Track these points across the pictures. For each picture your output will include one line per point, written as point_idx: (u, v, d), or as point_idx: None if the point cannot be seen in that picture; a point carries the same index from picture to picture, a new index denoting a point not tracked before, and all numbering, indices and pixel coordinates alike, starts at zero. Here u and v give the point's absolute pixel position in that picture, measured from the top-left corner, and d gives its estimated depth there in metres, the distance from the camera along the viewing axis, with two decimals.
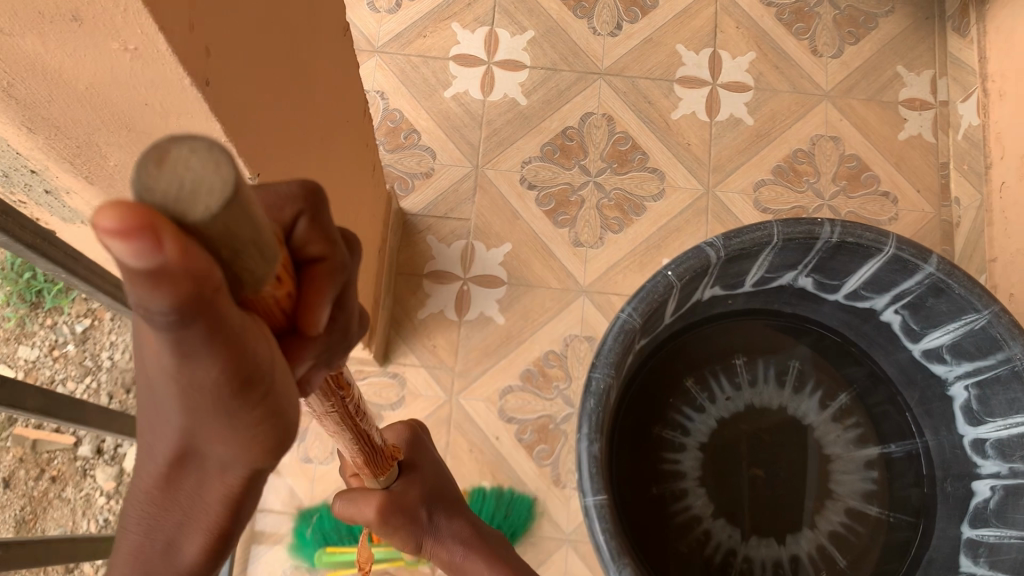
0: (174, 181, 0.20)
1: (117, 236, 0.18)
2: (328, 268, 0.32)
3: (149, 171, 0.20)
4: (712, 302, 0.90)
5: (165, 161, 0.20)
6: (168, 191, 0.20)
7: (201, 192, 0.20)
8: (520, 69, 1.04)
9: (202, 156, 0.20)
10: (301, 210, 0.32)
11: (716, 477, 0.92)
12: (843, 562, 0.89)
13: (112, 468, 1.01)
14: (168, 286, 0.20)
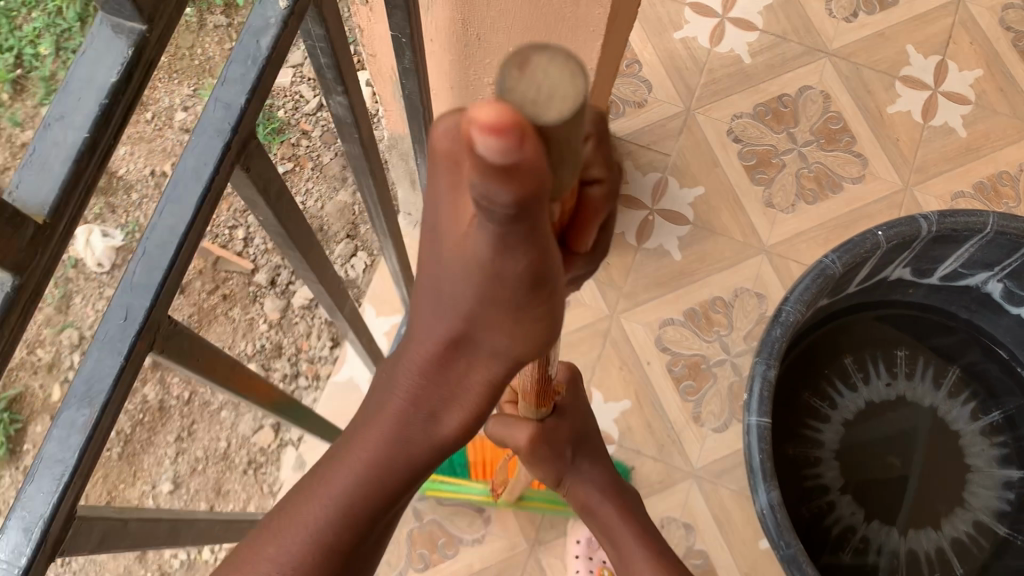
0: (534, 87, 0.24)
1: (488, 131, 0.21)
2: (596, 193, 0.33)
3: (511, 76, 0.24)
4: (895, 287, 0.92)
5: (525, 68, 0.25)
6: (527, 98, 0.24)
7: (558, 98, 0.24)
8: (751, 31, 1.07)
9: (556, 69, 0.25)
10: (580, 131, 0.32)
11: (853, 454, 0.93)
12: (959, 569, 0.89)
13: (280, 300, 1.06)
14: (517, 180, 0.23)
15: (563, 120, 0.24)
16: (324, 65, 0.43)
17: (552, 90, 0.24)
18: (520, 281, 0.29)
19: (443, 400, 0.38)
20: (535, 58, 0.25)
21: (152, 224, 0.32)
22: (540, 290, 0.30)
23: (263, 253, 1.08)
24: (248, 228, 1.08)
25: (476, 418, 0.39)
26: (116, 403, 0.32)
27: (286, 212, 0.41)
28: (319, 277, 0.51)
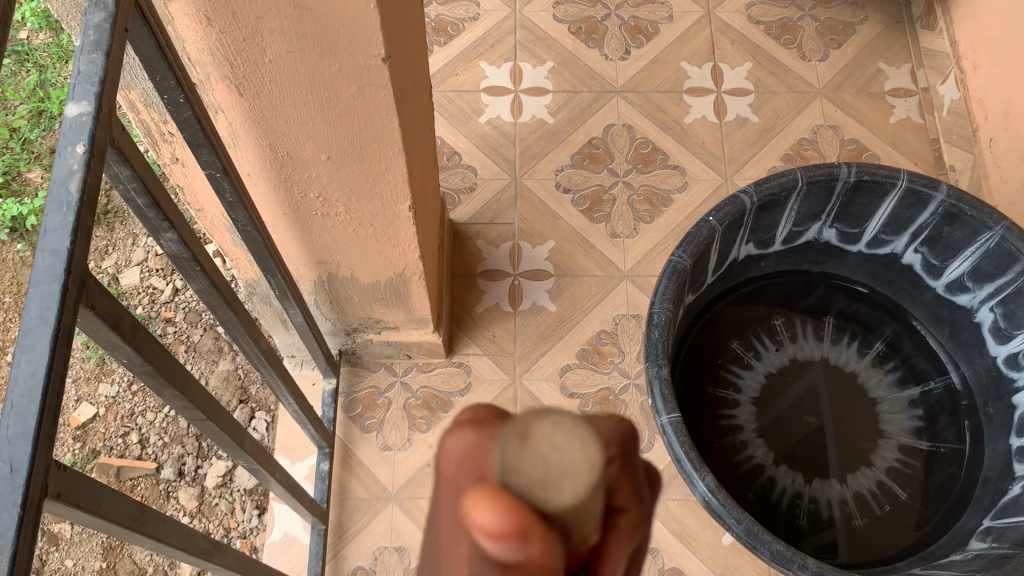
0: (541, 464, 0.32)
1: (494, 528, 0.29)
2: (630, 519, 0.35)
3: (518, 448, 0.32)
4: (748, 264, 0.99)
5: (529, 443, 0.33)
6: (530, 476, 0.31)
7: (566, 478, 0.32)
8: (544, 94, 1.16)
9: (559, 446, 0.33)
10: (613, 457, 0.35)
11: (774, 426, 0.97)
12: (904, 494, 0.93)
13: (194, 488, 1.05)
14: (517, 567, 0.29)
15: (569, 505, 0.31)
16: (144, 206, 0.47)
17: (564, 465, 0.32)
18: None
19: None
20: (540, 432, 0.33)
21: (13, 376, 0.34)
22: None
23: (163, 447, 1.07)
24: (140, 430, 1.08)
25: None
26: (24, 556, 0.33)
27: (146, 346, 0.44)
28: (206, 409, 0.52)
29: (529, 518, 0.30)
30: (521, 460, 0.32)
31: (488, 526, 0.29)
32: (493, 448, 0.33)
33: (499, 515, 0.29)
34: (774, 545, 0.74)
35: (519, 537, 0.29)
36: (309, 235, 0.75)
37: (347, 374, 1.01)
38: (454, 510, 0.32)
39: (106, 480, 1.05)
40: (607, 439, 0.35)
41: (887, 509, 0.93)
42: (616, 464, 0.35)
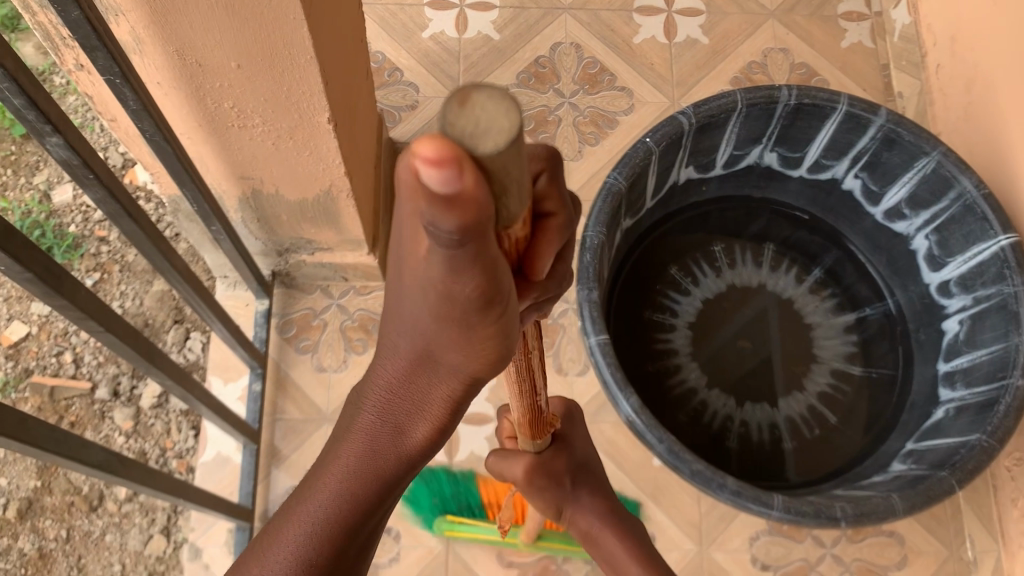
0: (474, 118, 0.23)
1: (433, 162, 0.21)
2: (557, 222, 0.32)
3: (452, 107, 0.23)
4: (688, 189, 0.98)
5: (467, 103, 0.23)
6: (459, 129, 0.23)
7: (493, 131, 0.23)
8: (491, 10, 1.13)
9: (495, 103, 0.23)
10: (540, 168, 0.32)
11: (708, 351, 0.97)
12: (833, 418, 0.95)
13: (129, 408, 1.04)
14: (461, 209, 0.22)
15: (501, 148, 0.23)
16: (22, 108, 0.45)
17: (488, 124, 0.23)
18: (474, 301, 0.27)
19: (407, 414, 0.34)
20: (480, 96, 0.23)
21: None
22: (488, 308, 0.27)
23: (97, 367, 1.05)
24: (74, 350, 1.06)
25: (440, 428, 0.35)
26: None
27: (25, 252, 0.43)
28: (105, 324, 0.52)
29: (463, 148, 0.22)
30: (450, 119, 0.23)
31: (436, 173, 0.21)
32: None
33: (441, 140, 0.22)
34: (695, 465, 0.75)
35: (452, 168, 0.21)
36: (228, 148, 0.72)
37: (281, 295, 0.99)
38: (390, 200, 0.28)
39: (40, 399, 1.04)
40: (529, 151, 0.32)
41: (817, 433, 0.94)
42: (543, 174, 0.32)
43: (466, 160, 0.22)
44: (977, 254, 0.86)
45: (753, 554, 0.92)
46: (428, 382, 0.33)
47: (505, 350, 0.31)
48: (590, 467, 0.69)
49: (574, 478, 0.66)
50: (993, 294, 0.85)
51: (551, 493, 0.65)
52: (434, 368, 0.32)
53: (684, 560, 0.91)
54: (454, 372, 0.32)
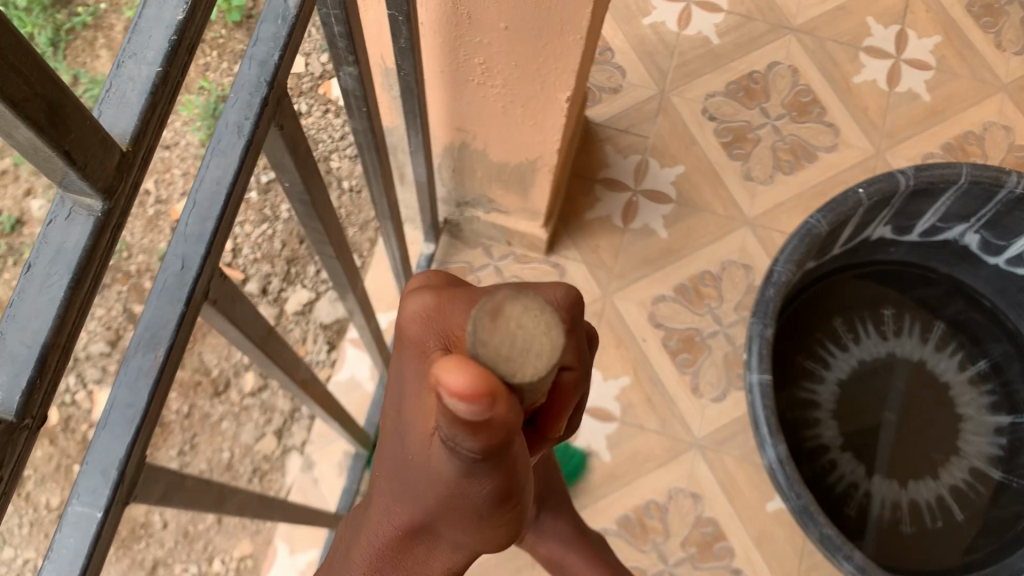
0: (507, 339, 0.29)
1: (458, 394, 0.25)
2: (570, 377, 0.35)
3: (486, 324, 0.29)
4: (877, 245, 0.95)
5: (500, 318, 0.29)
6: (499, 351, 0.28)
7: (529, 353, 0.28)
8: (717, 12, 1.10)
9: (528, 319, 0.29)
10: (567, 293, 0.36)
11: (851, 413, 0.95)
12: (960, 515, 0.92)
13: (273, 309, 1.07)
14: (483, 433, 0.26)
15: (539, 372, 0.28)
16: (338, 33, 0.45)
17: (529, 341, 0.29)
18: (488, 498, 0.31)
19: (410, 572, 0.38)
20: (510, 306, 0.30)
21: (195, 196, 0.34)
22: (505, 504, 0.32)
23: (253, 262, 1.08)
24: (235, 239, 1.09)
25: (460, 565, 0.37)
26: (177, 348, 0.34)
27: (307, 175, 0.44)
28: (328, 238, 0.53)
29: (499, 382, 0.25)
30: (485, 337, 0.28)
31: (461, 391, 0.24)
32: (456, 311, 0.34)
33: (473, 372, 0.25)
34: (826, 529, 0.74)
35: (487, 396, 0.25)
36: (459, 98, 0.72)
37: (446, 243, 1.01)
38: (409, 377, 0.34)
39: None
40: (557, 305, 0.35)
41: (938, 525, 0.92)
42: (566, 329, 0.35)
43: (499, 393, 0.25)
44: None
45: None
46: (422, 553, 0.37)
47: (510, 533, 0.35)
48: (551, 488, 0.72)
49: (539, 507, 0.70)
50: None
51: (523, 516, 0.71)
52: (430, 535, 0.36)
53: None
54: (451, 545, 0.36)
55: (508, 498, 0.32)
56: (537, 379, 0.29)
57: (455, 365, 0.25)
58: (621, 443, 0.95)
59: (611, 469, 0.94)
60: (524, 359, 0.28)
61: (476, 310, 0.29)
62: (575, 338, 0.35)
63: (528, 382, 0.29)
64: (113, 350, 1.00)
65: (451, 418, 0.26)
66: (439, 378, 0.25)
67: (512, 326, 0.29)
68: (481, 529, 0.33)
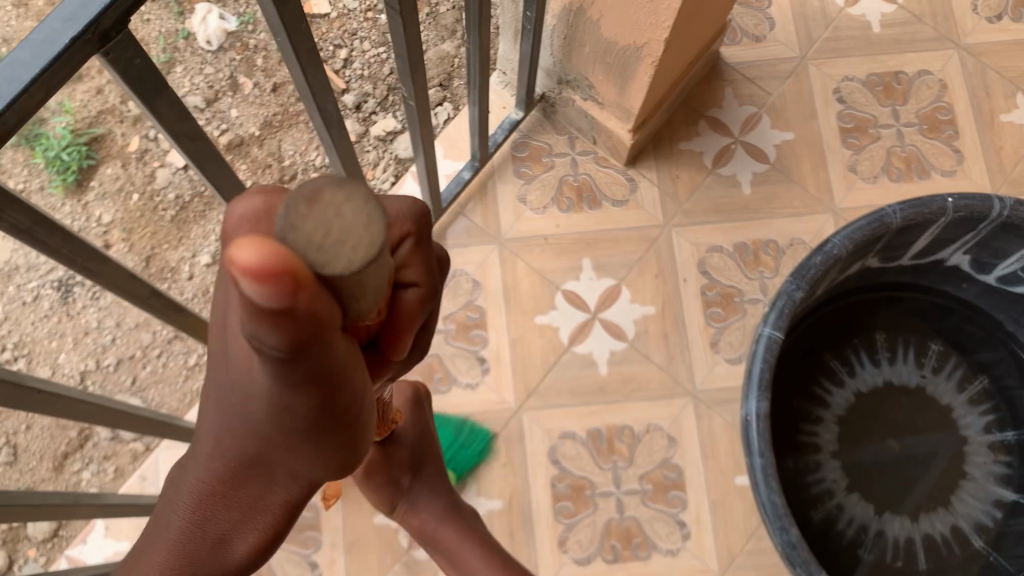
0: (319, 228, 0.27)
1: (247, 271, 0.23)
2: (417, 293, 0.38)
3: (300, 211, 0.27)
4: (950, 275, 0.92)
5: (316, 204, 0.28)
6: (310, 239, 0.27)
7: (348, 245, 0.27)
8: (889, 3, 1.06)
9: (352, 211, 0.28)
10: (408, 234, 0.38)
11: (856, 424, 0.92)
12: (922, 565, 0.88)
13: (360, 125, 1.10)
14: (289, 325, 0.26)
15: (352, 265, 0.27)
16: None
17: (345, 233, 0.27)
18: (310, 415, 0.32)
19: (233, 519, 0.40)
20: (326, 192, 0.28)
21: None
22: (332, 426, 0.34)
23: (358, 78, 1.11)
24: (351, 51, 1.12)
25: (267, 539, 0.41)
26: (119, 6, 0.34)
27: None
28: None
29: (303, 265, 0.25)
30: (299, 221, 0.27)
31: (254, 264, 0.23)
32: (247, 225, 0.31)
33: (265, 250, 0.23)
34: (774, 496, 0.72)
35: (285, 277, 0.24)
36: None
37: (535, 118, 1.01)
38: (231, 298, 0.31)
39: None
40: (400, 216, 0.38)
41: (896, 564, 0.88)
42: (407, 242, 0.38)
43: (303, 276, 0.24)
44: None
45: None
46: (257, 489, 0.39)
47: (346, 458, 0.37)
48: (424, 456, 0.78)
49: (411, 479, 0.77)
50: None
51: (389, 488, 0.77)
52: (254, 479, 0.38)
53: (695, 571, 0.89)
54: (288, 476, 0.38)
55: (333, 420, 0.33)
56: (363, 297, 0.30)
57: (248, 241, 0.23)
58: (621, 364, 0.95)
59: (601, 383, 0.94)
60: (356, 283, 0.28)
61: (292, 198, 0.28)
62: (422, 246, 0.39)
63: (364, 282, 0.29)
64: (206, 107, 1.11)
65: (252, 312, 0.25)
66: (232, 253, 0.23)
67: (327, 230, 0.27)
68: (316, 452, 0.35)
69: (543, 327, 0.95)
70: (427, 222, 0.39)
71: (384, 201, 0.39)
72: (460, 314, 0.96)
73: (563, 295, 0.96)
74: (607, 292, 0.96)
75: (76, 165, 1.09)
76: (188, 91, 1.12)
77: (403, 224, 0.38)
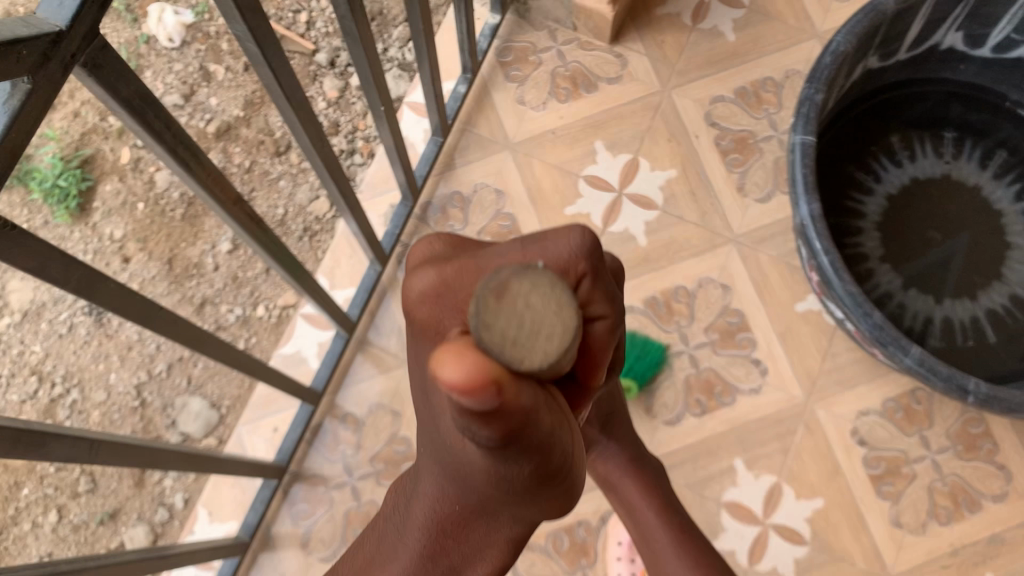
0: (511, 318, 0.30)
1: (456, 388, 0.25)
2: (601, 330, 0.39)
3: (488, 304, 0.31)
4: (947, 58, 0.95)
5: (503, 296, 0.31)
6: (503, 334, 0.30)
7: (540, 336, 0.31)
8: None
9: (532, 298, 0.31)
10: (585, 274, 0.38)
11: (895, 225, 0.94)
12: (992, 337, 0.91)
13: (339, 82, 1.06)
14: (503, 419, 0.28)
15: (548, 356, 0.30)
16: None
17: (538, 326, 0.31)
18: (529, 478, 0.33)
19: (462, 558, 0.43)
20: (511, 283, 0.32)
21: None
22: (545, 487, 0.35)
23: (324, 36, 1.07)
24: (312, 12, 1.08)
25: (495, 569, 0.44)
26: None
27: None
28: None
29: (502, 371, 0.27)
30: (494, 307, 0.31)
31: (460, 382, 0.25)
32: (460, 287, 0.37)
33: (468, 369, 0.25)
34: (851, 287, 0.74)
35: (494, 387, 0.26)
36: None
37: (511, 23, 1.03)
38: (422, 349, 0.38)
39: None
40: (568, 258, 0.38)
41: (970, 344, 0.91)
42: (586, 279, 0.38)
43: (502, 380, 0.27)
44: None
45: (855, 427, 0.91)
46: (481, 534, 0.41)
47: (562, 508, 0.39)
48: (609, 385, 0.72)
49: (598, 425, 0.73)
50: None
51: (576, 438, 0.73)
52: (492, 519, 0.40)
53: (783, 402, 0.91)
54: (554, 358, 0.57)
55: (550, 476, 0.34)
56: (549, 350, 0.31)
57: (447, 353, 0.26)
58: (659, 231, 0.96)
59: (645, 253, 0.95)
60: (548, 316, 0.31)
61: (482, 290, 0.31)
62: (603, 288, 0.39)
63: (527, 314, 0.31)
64: (185, 103, 1.09)
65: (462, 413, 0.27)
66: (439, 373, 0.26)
67: None
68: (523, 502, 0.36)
69: (575, 217, 0.97)
70: (602, 251, 0.39)
71: (552, 236, 0.39)
72: (493, 225, 0.96)
73: (585, 181, 0.98)
74: (627, 167, 0.98)
75: (74, 189, 1.08)
76: (163, 91, 1.09)
77: (581, 271, 0.38)
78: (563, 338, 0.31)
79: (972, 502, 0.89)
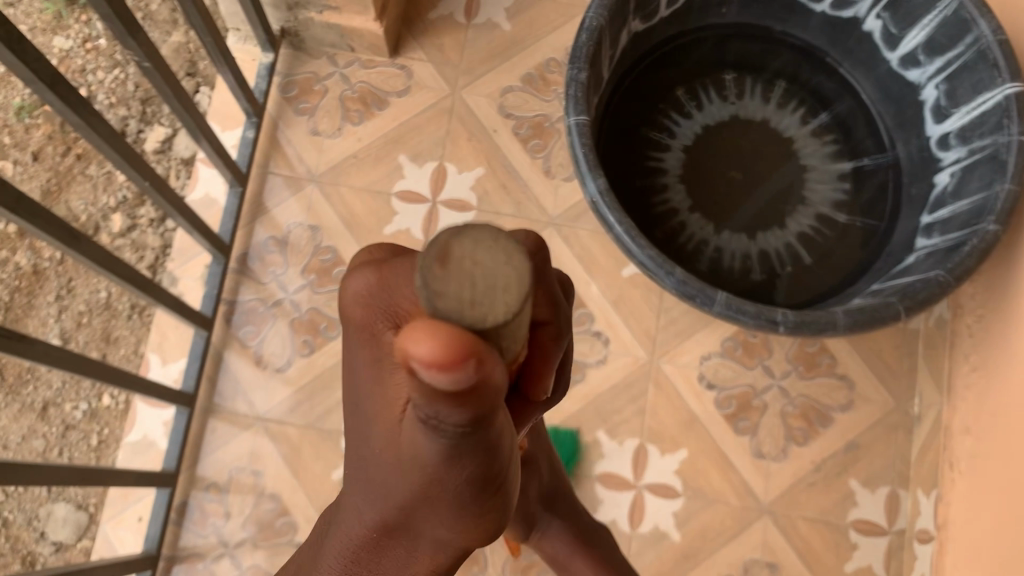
0: (463, 279, 0.26)
1: (426, 364, 0.24)
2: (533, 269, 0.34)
3: (434, 272, 0.26)
4: (707, 8, 0.98)
5: (448, 263, 0.26)
6: (460, 297, 0.25)
7: (496, 289, 0.26)
8: None
9: (488, 253, 0.26)
10: None
11: (696, 175, 0.97)
12: (808, 258, 0.95)
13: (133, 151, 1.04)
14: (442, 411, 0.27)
15: (506, 310, 0.26)
16: None
17: (491, 278, 0.26)
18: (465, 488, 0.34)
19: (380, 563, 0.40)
20: (454, 250, 0.26)
21: None
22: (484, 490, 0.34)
23: (107, 108, 1.04)
24: (89, 87, 1.05)
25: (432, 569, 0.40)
26: None
27: None
28: None
29: (476, 338, 0.25)
30: (432, 278, 0.26)
31: (432, 357, 0.24)
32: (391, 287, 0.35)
33: (435, 342, 0.24)
34: (648, 251, 0.76)
35: (467, 357, 0.25)
36: None
37: (289, 56, 1.01)
38: (361, 360, 0.36)
39: (50, 128, 1.03)
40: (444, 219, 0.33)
41: (789, 271, 0.95)
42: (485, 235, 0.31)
43: (479, 351, 0.25)
44: (982, 105, 0.84)
45: (700, 372, 0.94)
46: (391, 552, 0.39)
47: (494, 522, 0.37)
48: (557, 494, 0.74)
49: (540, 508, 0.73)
50: (962, 200, 0.85)
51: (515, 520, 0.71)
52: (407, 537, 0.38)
53: (630, 365, 0.94)
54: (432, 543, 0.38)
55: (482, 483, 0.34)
56: (495, 316, 0.26)
57: (421, 327, 0.24)
58: None
59: None
60: (472, 296, 0.25)
61: (423, 254, 0.26)
62: None
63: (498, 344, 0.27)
64: None
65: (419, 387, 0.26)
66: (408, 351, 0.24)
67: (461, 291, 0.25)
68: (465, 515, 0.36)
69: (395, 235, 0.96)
70: None
71: None
72: (316, 261, 0.96)
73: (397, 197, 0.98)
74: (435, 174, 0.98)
75: None
76: None
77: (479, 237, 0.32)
78: (519, 292, 0.26)
79: (822, 417, 0.94)
